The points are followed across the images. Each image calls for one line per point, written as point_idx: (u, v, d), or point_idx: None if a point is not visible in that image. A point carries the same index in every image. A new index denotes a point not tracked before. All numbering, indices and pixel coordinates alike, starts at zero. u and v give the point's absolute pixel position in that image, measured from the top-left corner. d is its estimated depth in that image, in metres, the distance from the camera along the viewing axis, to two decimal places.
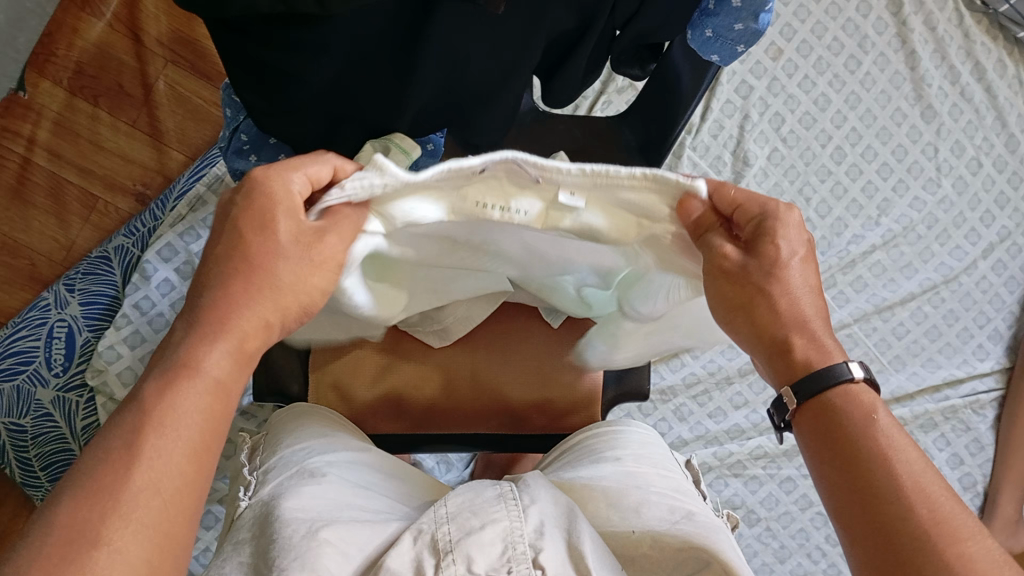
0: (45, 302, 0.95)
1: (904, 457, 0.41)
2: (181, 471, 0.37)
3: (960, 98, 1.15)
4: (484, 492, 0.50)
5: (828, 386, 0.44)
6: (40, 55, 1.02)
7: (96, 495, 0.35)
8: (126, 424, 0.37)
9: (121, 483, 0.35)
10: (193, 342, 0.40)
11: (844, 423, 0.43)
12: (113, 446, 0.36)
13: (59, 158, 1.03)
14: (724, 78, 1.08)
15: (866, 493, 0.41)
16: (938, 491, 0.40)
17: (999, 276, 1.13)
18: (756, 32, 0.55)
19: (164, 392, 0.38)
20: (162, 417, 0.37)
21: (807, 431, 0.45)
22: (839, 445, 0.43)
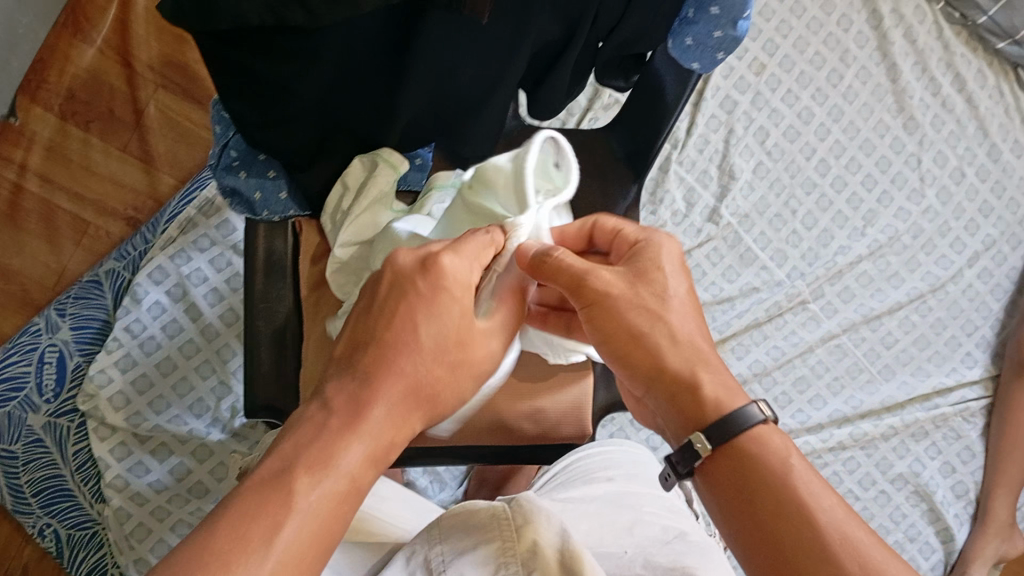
0: (36, 326, 0.94)
1: (819, 497, 0.43)
2: (299, 557, 0.38)
3: (941, 109, 1.17)
4: (477, 512, 0.49)
5: (738, 432, 0.45)
6: (31, 81, 1.03)
7: (215, 558, 0.36)
8: (251, 499, 0.39)
9: (241, 556, 0.36)
10: (332, 435, 0.42)
11: (755, 467, 0.44)
12: (239, 515, 0.38)
13: (49, 184, 1.03)
14: (709, 93, 1.10)
15: (780, 534, 0.42)
16: (855, 530, 0.42)
17: (985, 284, 1.15)
18: (736, 40, 0.56)
19: (295, 475, 0.40)
20: (292, 490, 0.39)
21: (715, 487, 0.46)
22: (751, 491, 0.44)
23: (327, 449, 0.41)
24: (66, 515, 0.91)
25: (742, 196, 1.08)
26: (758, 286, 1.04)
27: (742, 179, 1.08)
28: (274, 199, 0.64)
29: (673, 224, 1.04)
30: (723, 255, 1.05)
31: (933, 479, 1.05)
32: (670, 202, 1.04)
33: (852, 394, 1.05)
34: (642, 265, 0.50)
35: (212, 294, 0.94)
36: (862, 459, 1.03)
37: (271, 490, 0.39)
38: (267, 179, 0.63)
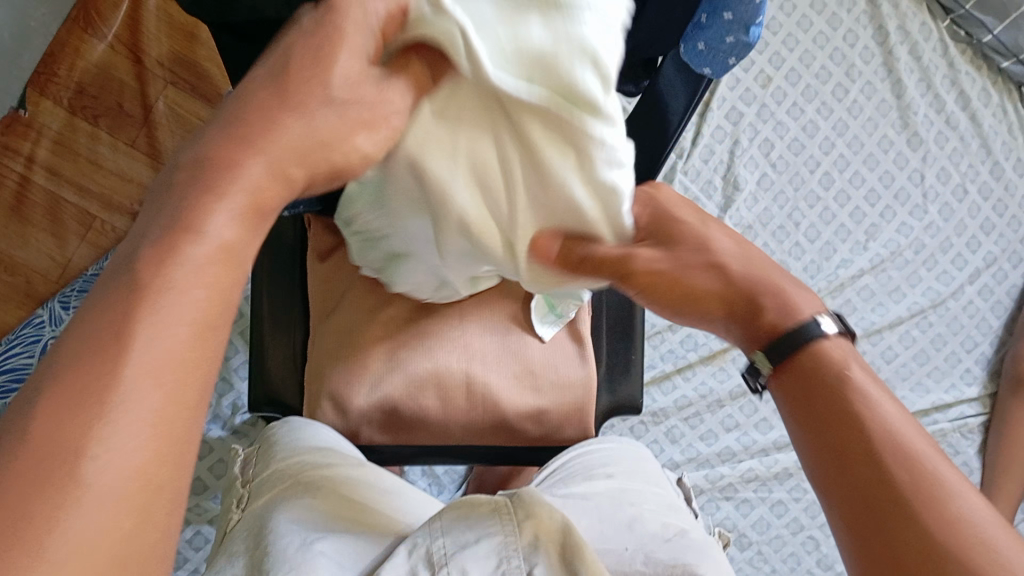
0: (40, 319, 0.95)
1: (878, 407, 0.42)
2: (184, 350, 0.32)
3: (945, 125, 1.18)
4: (478, 505, 0.49)
5: (806, 340, 0.44)
6: (41, 74, 1.03)
7: (83, 386, 0.29)
8: (108, 302, 0.31)
9: (112, 374, 0.30)
10: (194, 195, 0.34)
11: (823, 375, 0.43)
12: (97, 330, 0.31)
13: (57, 177, 1.03)
14: (715, 104, 1.10)
15: (837, 447, 0.41)
16: (917, 442, 0.40)
17: (986, 301, 1.15)
18: (748, 45, 0.56)
19: (158, 256, 0.32)
20: (146, 303, 0.31)
21: (785, 395, 0.45)
22: (816, 401, 0.43)
23: (192, 213, 0.33)
24: None
25: (745, 208, 1.09)
26: None
27: (746, 191, 1.09)
28: None
29: None
30: None
31: None
32: None
33: None
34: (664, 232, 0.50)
35: None
36: None
37: (119, 315, 0.31)
38: None
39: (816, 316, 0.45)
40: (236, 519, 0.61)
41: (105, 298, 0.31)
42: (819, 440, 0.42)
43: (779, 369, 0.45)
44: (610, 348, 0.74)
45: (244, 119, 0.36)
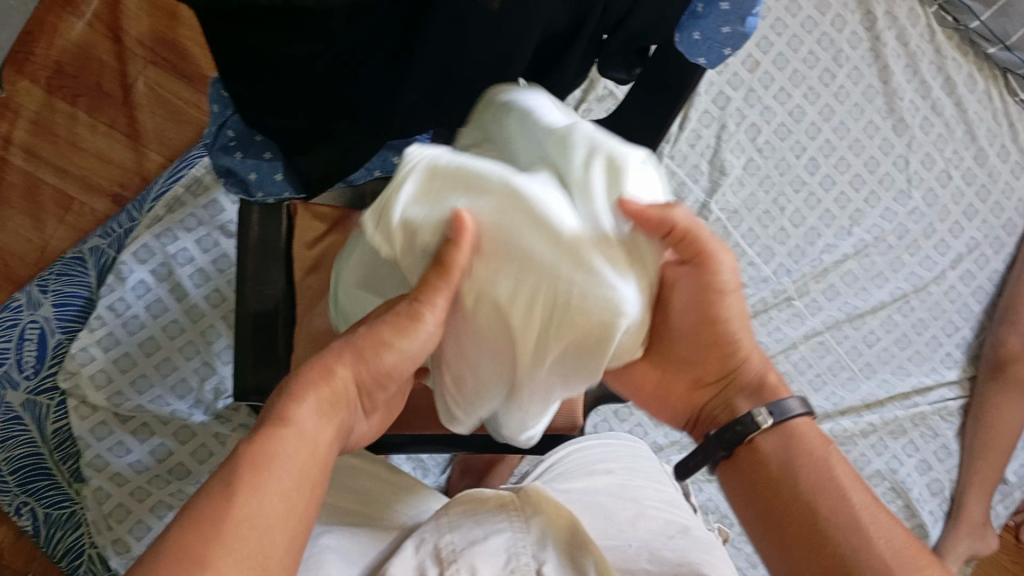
0: (18, 302, 0.94)
1: (838, 492, 0.50)
2: (301, 476, 0.40)
3: (930, 111, 1.18)
4: (485, 500, 0.51)
5: (778, 418, 0.53)
6: (19, 53, 1.01)
7: (209, 509, 0.36)
8: (237, 455, 0.39)
9: (225, 508, 0.36)
10: (284, 402, 0.43)
11: (790, 470, 0.51)
12: (228, 472, 0.38)
13: (35, 157, 1.01)
14: (703, 88, 1.09)
15: (792, 519, 0.50)
16: (875, 524, 0.48)
17: (967, 286, 1.16)
18: (745, 36, 0.56)
19: (261, 438, 0.40)
20: (283, 435, 0.41)
21: (737, 481, 0.55)
22: (776, 485, 0.52)
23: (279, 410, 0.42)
24: (44, 494, 0.90)
25: (731, 193, 1.08)
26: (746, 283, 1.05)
27: (732, 176, 1.09)
28: (268, 180, 0.64)
29: None
30: None
31: (910, 477, 1.06)
32: None
33: (834, 391, 1.05)
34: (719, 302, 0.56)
35: (198, 275, 0.94)
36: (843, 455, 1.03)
37: (259, 452, 0.39)
38: (263, 159, 0.63)
39: (751, 413, 0.53)
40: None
41: (247, 445, 0.40)
42: (773, 507, 0.51)
43: (755, 438, 0.53)
44: None
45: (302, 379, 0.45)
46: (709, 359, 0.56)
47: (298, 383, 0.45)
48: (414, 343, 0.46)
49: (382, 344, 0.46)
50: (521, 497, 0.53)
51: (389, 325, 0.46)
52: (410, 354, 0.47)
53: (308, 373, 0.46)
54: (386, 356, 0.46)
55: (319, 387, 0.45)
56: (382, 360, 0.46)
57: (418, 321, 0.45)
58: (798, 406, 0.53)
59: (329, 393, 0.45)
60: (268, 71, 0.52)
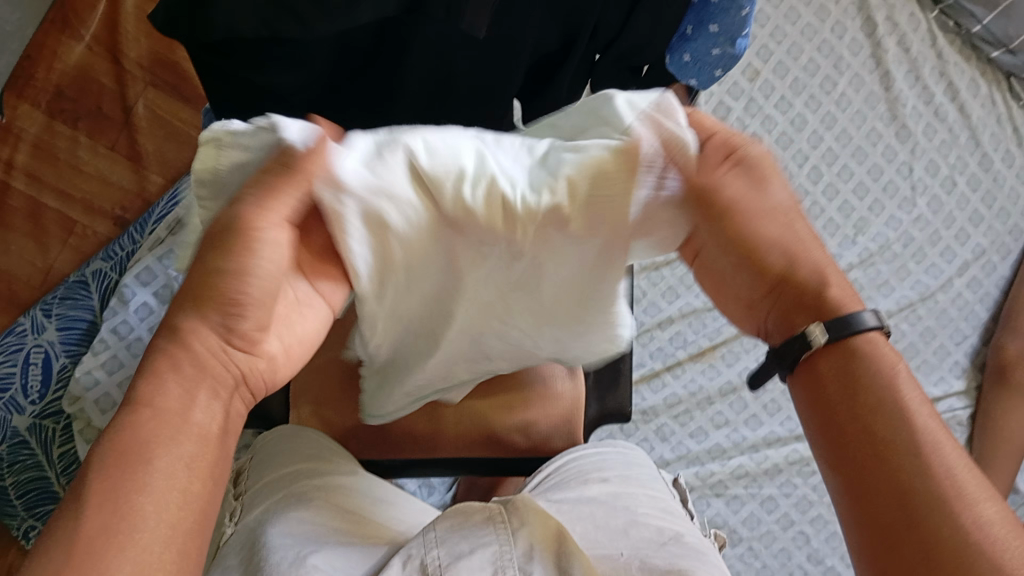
0: (22, 327, 0.94)
1: (923, 416, 0.39)
2: (195, 460, 0.36)
3: (934, 117, 1.18)
4: (472, 514, 0.51)
5: (855, 335, 0.41)
6: (19, 78, 1.02)
7: (109, 503, 0.33)
8: (111, 444, 0.35)
9: (132, 500, 0.34)
10: (145, 382, 0.37)
11: (868, 380, 0.40)
12: (109, 455, 0.34)
13: (37, 182, 1.02)
14: (703, 99, 1.09)
15: (875, 443, 0.38)
16: (942, 452, 0.37)
17: (975, 293, 1.15)
18: (735, 57, 0.56)
19: (126, 430, 0.35)
20: (156, 435, 0.35)
21: (803, 392, 0.42)
22: (858, 398, 0.40)
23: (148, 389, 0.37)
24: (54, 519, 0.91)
25: None
26: None
27: None
28: None
29: None
30: None
31: None
32: None
33: None
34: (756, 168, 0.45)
35: None
36: None
37: (112, 471, 0.34)
38: None
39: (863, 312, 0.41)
40: (230, 533, 0.59)
41: (103, 457, 0.34)
42: (843, 437, 0.39)
43: (813, 357, 0.42)
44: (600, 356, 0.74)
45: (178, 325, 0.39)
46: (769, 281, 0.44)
47: (154, 356, 0.38)
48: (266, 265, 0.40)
49: (234, 276, 0.39)
50: (509, 507, 0.52)
51: (219, 248, 0.40)
52: (261, 275, 0.40)
53: (159, 347, 0.38)
54: (247, 314, 0.40)
55: (173, 368, 0.38)
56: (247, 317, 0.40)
57: (254, 232, 0.40)
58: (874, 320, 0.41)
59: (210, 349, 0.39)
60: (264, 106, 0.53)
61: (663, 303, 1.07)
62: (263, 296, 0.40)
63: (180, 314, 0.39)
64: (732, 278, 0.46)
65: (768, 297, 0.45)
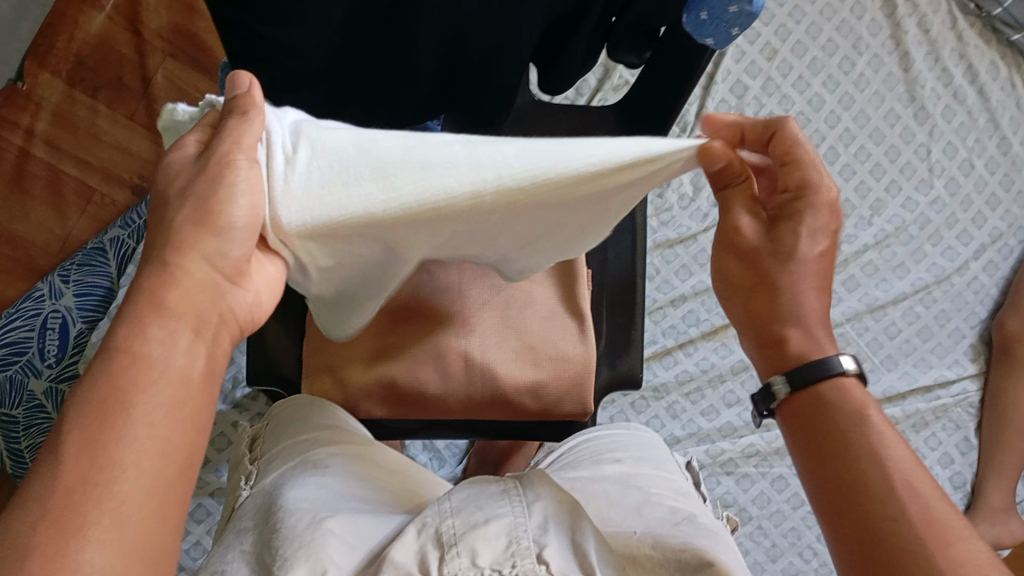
0: (39, 293, 0.95)
1: (896, 457, 0.42)
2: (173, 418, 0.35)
3: (953, 99, 1.16)
4: (488, 487, 0.51)
5: (823, 378, 0.45)
6: (40, 47, 1.03)
7: (90, 447, 0.32)
8: (90, 394, 0.34)
9: (114, 442, 0.33)
10: (124, 327, 0.36)
11: (842, 419, 0.44)
12: (89, 398, 0.34)
13: (56, 150, 1.03)
14: (720, 76, 1.09)
15: (850, 483, 0.42)
16: (923, 489, 0.40)
17: (991, 276, 1.14)
18: (751, 15, 0.53)
19: (99, 375, 0.34)
20: (139, 379, 0.35)
21: (793, 423, 0.46)
22: (826, 435, 0.44)
23: (125, 335, 0.36)
24: None
25: None
26: None
27: None
28: None
29: None
30: None
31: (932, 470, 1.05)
32: None
33: None
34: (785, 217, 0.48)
35: None
36: None
37: (91, 422, 0.33)
38: None
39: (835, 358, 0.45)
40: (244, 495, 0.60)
41: (81, 406, 0.33)
42: (833, 473, 0.43)
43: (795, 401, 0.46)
44: (612, 323, 0.74)
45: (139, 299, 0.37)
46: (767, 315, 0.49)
47: (137, 296, 0.37)
48: (244, 204, 0.39)
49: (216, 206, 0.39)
50: (523, 482, 0.53)
51: (205, 179, 0.39)
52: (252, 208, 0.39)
53: (142, 287, 0.38)
54: (234, 239, 0.39)
55: (156, 311, 0.37)
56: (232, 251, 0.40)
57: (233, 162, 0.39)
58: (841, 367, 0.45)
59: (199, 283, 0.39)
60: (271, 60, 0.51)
61: (676, 280, 1.06)
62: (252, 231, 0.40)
63: (171, 251, 0.39)
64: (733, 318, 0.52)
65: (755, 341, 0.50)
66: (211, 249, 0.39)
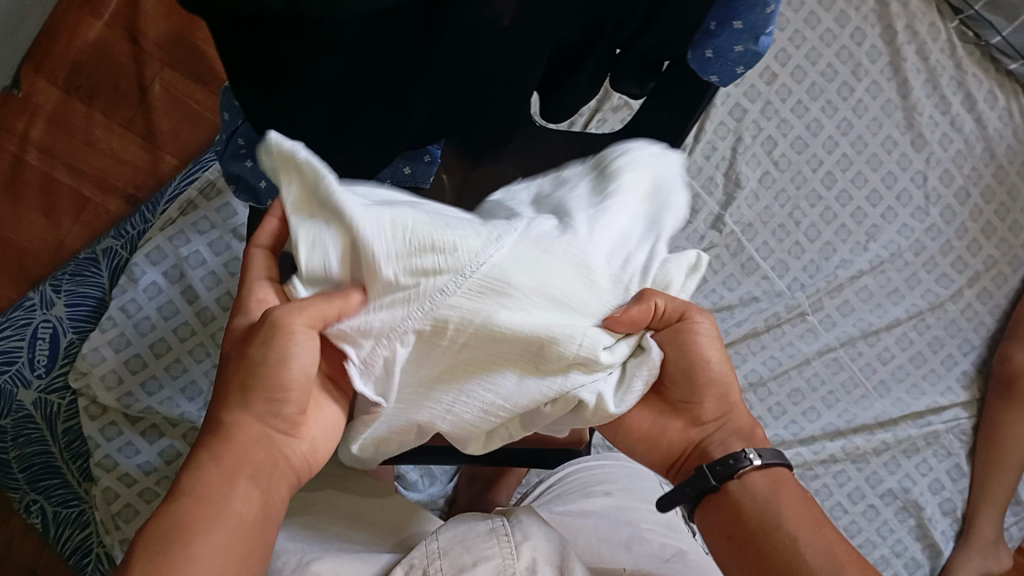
0: (30, 301, 0.93)
1: (817, 534, 0.51)
2: (230, 538, 0.46)
3: (950, 127, 1.17)
4: (475, 526, 0.51)
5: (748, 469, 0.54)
6: (37, 52, 1.01)
7: (153, 574, 0.43)
8: (163, 527, 0.45)
9: (174, 570, 0.43)
10: (194, 476, 0.48)
11: (772, 515, 0.52)
12: (161, 533, 0.45)
13: (51, 158, 1.02)
14: (719, 100, 1.09)
15: (778, 562, 0.51)
16: (847, 561, 0.50)
17: (985, 304, 1.15)
18: (756, 54, 0.56)
19: (172, 520, 0.45)
20: (193, 521, 0.45)
21: (710, 517, 0.55)
22: (750, 525, 0.53)
23: (193, 488, 0.47)
24: (53, 492, 0.90)
25: (746, 206, 1.08)
26: (758, 296, 1.04)
27: (747, 189, 1.08)
28: (277, 188, 0.63)
29: (676, 229, 1.04)
30: (725, 263, 1.04)
31: (923, 496, 1.04)
32: None
33: (846, 409, 1.04)
34: (690, 364, 0.57)
35: (210, 278, 0.95)
36: (852, 473, 1.02)
37: (159, 556, 0.44)
38: None
39: (744, 450, 0.54)
40: None
41: (153, 542, 0.44)
42: (765, 567, 0.51)
43: (743, 476, 0.54)
44: None
45: (215, 438, 0.49)
46: (702, 401, 0.58)
47: (203, 453, 0.49)
48: (299, 365, 0.49)
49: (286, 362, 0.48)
50: (510, 520, 0.52)
51: (256, 344, 0.49)
52: (294, 368, 0.49)
53: (208, 441, 0.49)
54: (282, 401, 0.50)
55: (217, 461, 0.48)
56: (286, 410, 0.50)
57: (289, 331, 0.48)
58: (753, 461, 0.54)
59: (246, 443, 0.49)
60: (278, 91, 0.49)
61: None
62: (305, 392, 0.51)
63: (232, 407, 0.50)
64: (636, 453, 0.61)
65: (661, 453, 0.60)
66: (267, 411, 0.50)
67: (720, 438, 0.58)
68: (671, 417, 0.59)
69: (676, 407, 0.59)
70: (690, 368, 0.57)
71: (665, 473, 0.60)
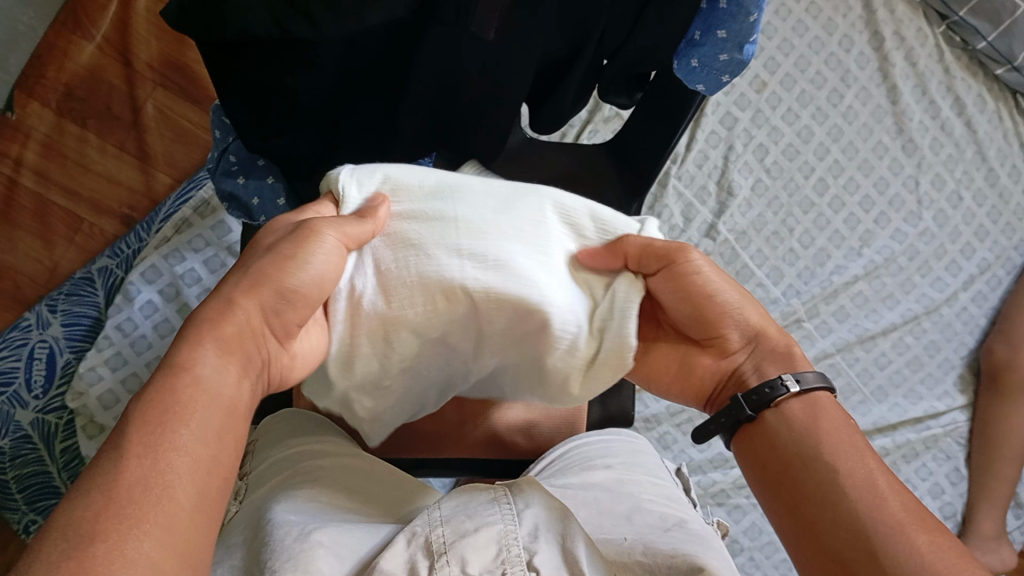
0: (26, 322, 0.93)
1: (857, 463, 0.48)
2: (215, 422, 0.40)
3: (940, 132, 1.18)
4: (479, 494, 0.50)
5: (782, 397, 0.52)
6: (29, 77, 1.02)
7: (142, 446, 0.37)
8: (151, 406, 0.39)
9: (166, 439, 0.38)
10: (184, 349, 0.42)
11: (809, 445, 0.50)
12: (150, 409, 0.39)
13: (46, 180, 1.02)
14: (710, 109, 1.10)
15: (812, 489, 0.49)
16: (891, 490, 0.47)
17: (980, 307, 1.15)
18: (741, 63, 0.55)
19: (163, 392, 0.40)
20: (190, 400, 0.40)
21: (747, 450, 0.54)
22: (786, 455, 0.51)
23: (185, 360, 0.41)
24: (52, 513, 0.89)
25: (739, 214, 1.08)
26: None
27: (740, 197, 1.08)
28: (270, 207, 0.63)
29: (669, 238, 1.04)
30: None
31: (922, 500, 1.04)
32: (668, 216, 1.05)
33: None
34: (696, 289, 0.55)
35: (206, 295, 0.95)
36: None
37: (149, 432, 0.38)
38: (266, 185, 0.62)
39: (780, 377, 0.52)
40: (234, 510, 0.58)
41: (141, 417, 0.38)
42: (798, 497, 0.49)
43: (766, 410, 0.53)
44: None
45: (219, 316, 0.45)
46: (720, 327, 0.56)
47: (201, 324, 0.44)
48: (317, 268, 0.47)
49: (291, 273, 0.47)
50: (513, 489, 0.52)
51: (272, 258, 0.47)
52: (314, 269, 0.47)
53: (205, 315, 0.45)
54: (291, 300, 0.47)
55: (215, 334, 0.43)
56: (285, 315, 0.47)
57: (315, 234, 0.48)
58: (791, 386, 0.52)
59: (245, 326, 0.45)
60: (265, 106, 0.50)
61: None
62: (308, 297, 0.47)
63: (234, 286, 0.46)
64: (668, 394, 0.60)
65: (692, 390, 0.58)
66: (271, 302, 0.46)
67: (754, 362, 0.56)
68: (708, 350, 0.57)
69: (702, 342, 0.57)
70: (701, 292, 0.55)
71: (700, 406, 0.59)
